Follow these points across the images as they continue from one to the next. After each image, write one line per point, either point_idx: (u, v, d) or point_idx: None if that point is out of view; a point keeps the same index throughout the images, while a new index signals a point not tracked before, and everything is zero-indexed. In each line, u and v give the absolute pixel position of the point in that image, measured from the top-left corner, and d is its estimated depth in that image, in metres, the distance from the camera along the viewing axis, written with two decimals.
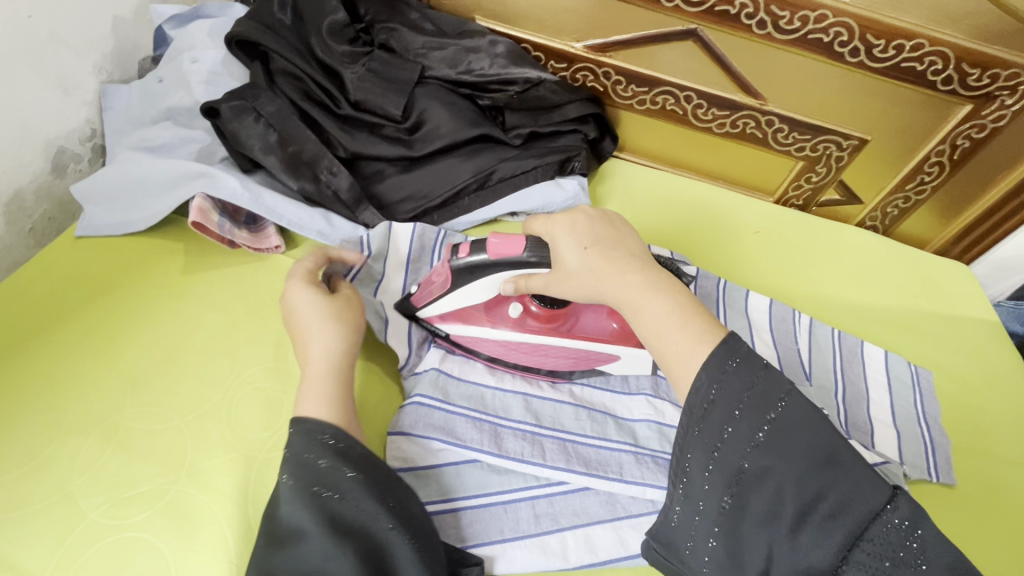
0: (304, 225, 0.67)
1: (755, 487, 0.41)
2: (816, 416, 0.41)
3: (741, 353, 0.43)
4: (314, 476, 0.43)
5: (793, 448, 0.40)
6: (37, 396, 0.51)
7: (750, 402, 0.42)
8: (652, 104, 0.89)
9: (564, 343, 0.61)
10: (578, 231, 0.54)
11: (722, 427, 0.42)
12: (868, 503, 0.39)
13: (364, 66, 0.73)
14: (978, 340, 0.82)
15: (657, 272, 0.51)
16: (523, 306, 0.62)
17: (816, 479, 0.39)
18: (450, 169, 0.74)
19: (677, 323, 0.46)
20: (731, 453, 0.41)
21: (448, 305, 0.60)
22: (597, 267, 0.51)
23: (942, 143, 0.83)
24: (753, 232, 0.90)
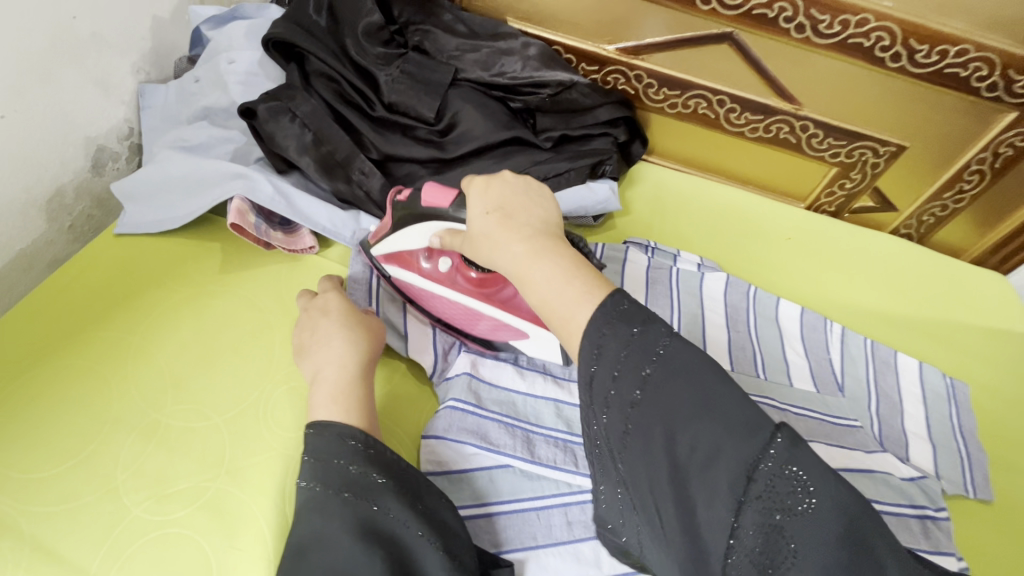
0: (338, 230, 0.67)
1: (641, 453, 0.38)
2: (700, 360, 0.37)
3: (623, 309, 0.40)
4: (345, 481, 0.43)
5: (667, 399, 0.37)
6: (81, 391, 0.52)
7: (629, 357, 0.38)
8: (685, 107, 0.88)
9: (484, 310, 0.61)
10: (484, 195, 0.50)
11: (607, 389, 0.39)
12: (744, 452, 0.34)
13: (399, 68, 0.74)
14: (1016, 353, 0.80)
15: (556, 240, 0.46)
16: (455, 263, 0.61)
17: (693, 429, 0.36)
18: (482, 172, 0.74)
19: (557, 289, 0.42)
20: (619, 411, 0.39)
21: (387, 247, 0.62)
22: (490, 233, 0.48)
23: (983, 152, 0.81)
24: (785, 239, 0.88)
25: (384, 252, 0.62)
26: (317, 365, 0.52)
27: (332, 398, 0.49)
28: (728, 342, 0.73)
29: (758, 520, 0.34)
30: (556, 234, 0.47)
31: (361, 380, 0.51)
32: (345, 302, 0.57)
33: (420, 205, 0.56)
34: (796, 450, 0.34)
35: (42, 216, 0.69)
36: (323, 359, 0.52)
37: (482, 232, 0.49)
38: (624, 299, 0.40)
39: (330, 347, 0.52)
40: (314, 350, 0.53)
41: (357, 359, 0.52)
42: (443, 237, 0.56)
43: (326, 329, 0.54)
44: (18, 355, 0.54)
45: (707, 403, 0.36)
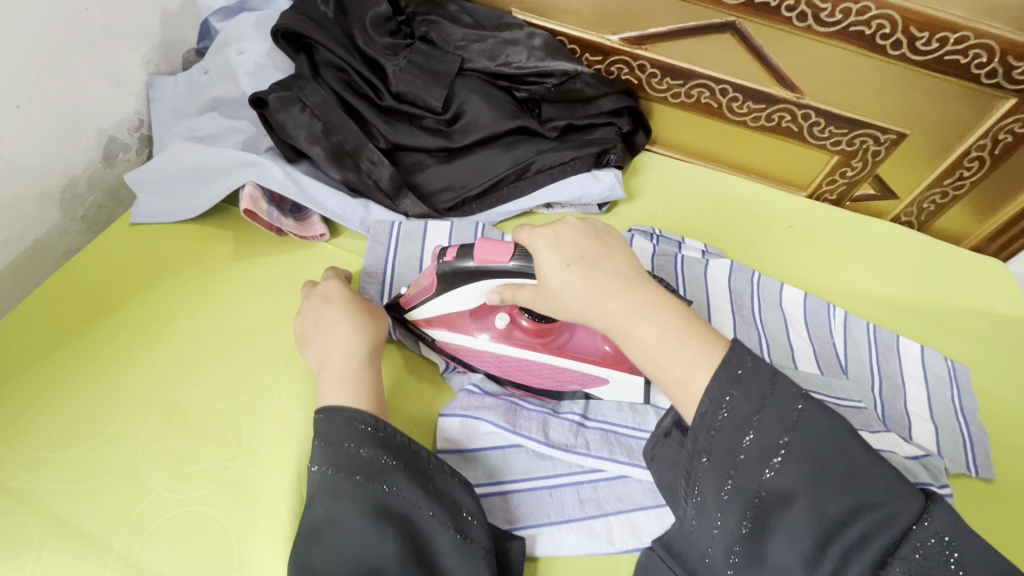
0: (347, 217, 0.68)
1: (775, 512, 0.40)
2: (831, 427, 0.39)
3: (747, 367, 0.41)
4: (356, 464, 0.44)
5: (805, 467, 0.39)
6: (101, 374, 0.53)
7: (765, 424, 0.40)
8: (687, 97, 0.89)
9: (552, 361, 0.59)
10: (559, 246, 0.49)
11: (733, 456, 0.40)
12: (892, 514, 0.38)
13: (406, 58, 0.74)
14: (1015, 336, 0.81)
15: (646, 288, 0.48)
16: (511, 318, 0.60)
17: (835, 495, 0.38)
18: (488, 160, 0.75)
19: (672, 348, 0.44)
20: (746, 477, 0.40)
21: (437, 310, 0.59)
22: (580, 289, 0.48)
23: (982, 139, 0.82)
24: (787, 226, 0.90)
25: (429, 315, 0.60)
26: (323, 354, 0.53)
27: (340, 384, 0.50)
28: (733, 327, 0.74)
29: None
30: (643, 280, 0.49)
31: (367, 365, 0.52)
32: (346, 290, 0.58)
33: (473, 264, 0.54)
34: (948, 519, 0.38)
35: (56, 206, 0.70)
36: (329, 347, 0.53)
37: (568, 288, 0.48)
38: (745, 359, 0.41)
39: (335, 335, 0.53)
40: (319, 339, 0.54)
41: (362, 344, 0.53)
42: (503, 293, 0.54)
43: (330, 317, 0.55)
44: (38, 340, 0.55)
45: (853, 471, 0.38)
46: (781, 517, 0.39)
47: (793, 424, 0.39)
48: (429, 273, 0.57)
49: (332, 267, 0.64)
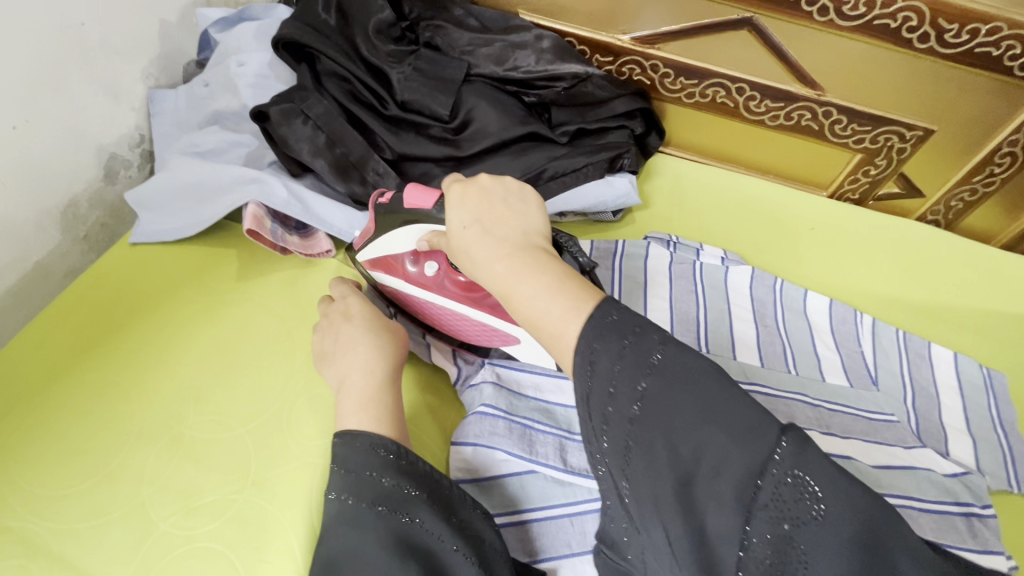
0: (351, 230, 0.65)
1: (643, 465, 0.34)
2: (701, 367, 0.34)
3: (615, 320, 0.37)
4: (379, 494, 0.42)
5: (670, 410, 0.34)
6: (104, 404, 0.52)
7: (623, 370, 0.35)
8: (702, 96, 0.86)
9: (469, 314, 0.57)
10: (465, 203, 0.47)
11: (604, 405, 0.36)
12: (753, 458, 0.32)
13: (411, 65, 0.72)
14: None
15: (537, 255, 0.42)
16: (441, 267, 0.57)
17: (693, 437, 0.33)
18: (498, 168, 0.73)
19: (545, 302, 0.39)
20: (618, 425, 0.35)
21: (375, 251, 0.59)
22: (469, 248, 0.45)
23: (1016, 133, 0.78)
24: (809, 229, 0.86)
25: (371, 257, 0.60)
26: (341, 372, 0.50)
27: (360, 405, 0.47)
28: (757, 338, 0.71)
29: (769, 530, 0.31)
30: (538, 249, 0.43)
31: (387, 386, 0.50)
32: (367, 306, 0.56)
33: (403, 208, 0.54)
34: (803, 453, 0.32)
35: (57, 227, 0.68)
36: (348, 365, 0.51)
37: (463, 247, 0.46)
38: (616, 309, 0.37)
39: (354, 352, 0.51)
40: (339, 357, 0.52)
41: (382, 364, 0.51)
42: (429, 239, 0.52)
43: (349, 334, 0.53)
44: (40, 369, 0.53)
45: (714, 410, 0.33)
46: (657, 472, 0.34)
47: (656, 369, 0.35)
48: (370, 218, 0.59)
49: (338, 278, 0.61)
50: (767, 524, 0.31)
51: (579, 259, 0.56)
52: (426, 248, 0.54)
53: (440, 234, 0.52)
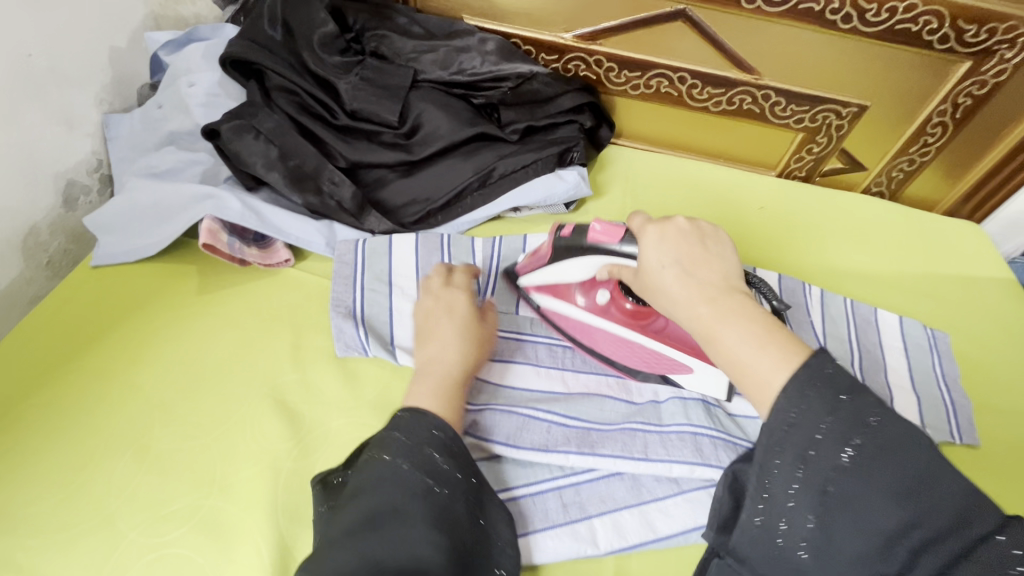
0: (309, 240, 0.68)
1: (841, 514, 0.37)
2: (912, 433, 0.36)
3: (832, 374, 0.39)
4: (431, 469, 0.45)
5: (881, 477, 0.36)
6: (70, 422, 0.53)
7: (839, 425, 0.37)
8: (647, 87, 0.89)
9: (642, 340, 0.63)
10: (663, 243, 0.50)
11: (805, 447, 0.37)
12: (964, 536, 0.34)
13: (358, 75, 0.74)
14: (990, 298, 0.82)
15: (740, 300, 0.46)
16: (612, 296, 0.63)
17: (902, 505, 0.35)
18: (451, 169, 0.75)
19: (755, 352, 0.42)
20: (818, 474, 0.37)
21: (546, 276, 0.65)
22: (671, 288, 0.48)
23: (943, 103, 0.83)
24: (758, 208, 0.90)
25: (537, 282, 0.66)
26: (429, 354, 0.55)
27: (435, 391, 0.51)
28: None
29: None
30: (739, 293, 0.47)
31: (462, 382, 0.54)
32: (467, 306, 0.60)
33: (586, 241, 0.58)
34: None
35: (18, 255, 0.69)
36: (434, 349, 0.55)
37: (662, 285, 0.49)
38: (828, 364, 0.39)
39: (444, 344, 0.55)
40: (429, 344, 0.56)
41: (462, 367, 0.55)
42: (611, 270, 0.58)
43: (450, 326, 0.58)
44: (4, 393, 0.55)
45: (928, 477, 0.35)
46: (853, 526, 0.36)
47: (870, 427, 0.37)
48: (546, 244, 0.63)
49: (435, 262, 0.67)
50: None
51: (769, 300, 0.57)
52: (605, 275, 0.60)
53: (624, 266, 0.56)
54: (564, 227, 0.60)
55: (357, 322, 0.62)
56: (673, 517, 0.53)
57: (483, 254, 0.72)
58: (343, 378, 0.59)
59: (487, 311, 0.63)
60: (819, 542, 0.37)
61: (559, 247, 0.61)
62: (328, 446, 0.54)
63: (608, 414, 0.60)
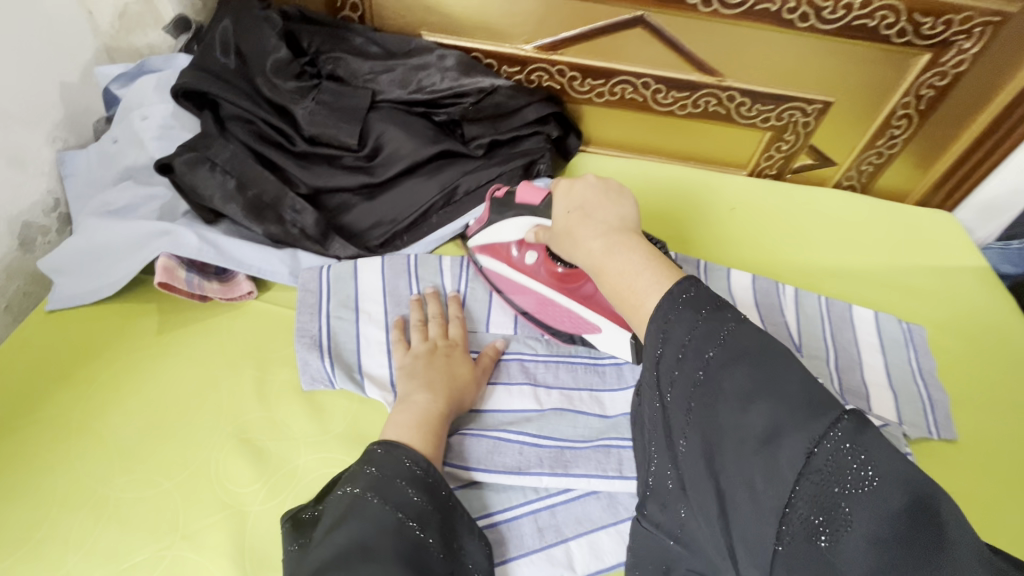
0: (273, 271, 0.67)
1: (701, 427, 0.37)
2: (763, 344, 0.36)
3: (694, 296, 0.40)
4: (402, 501, 0.44)
5: (728, 383, 0.36)
6: (27, 476, 0.51)
7: (694, 340, 0.38)
8: (612, 94, 0.89)
9: (564, 301, 0.65)
10: (569, 195, 0.54)
11: (671, 369, 0.39)
12: (807, 433, 0.32)
13: (315, 99, 0.72)
14: (963, 288, 0.83)
15: (630, 237, 0.48)
16: (540, 257, 0.66)
17: (747, 409, 0.34)
18: (414, 189, 0.74)
19: (632, 275, 0.44)
20: (682, 389, 0.38)
21: (486, 237, 0.69)
22: (571, 230, 0.52)
23: (906, 95, 0.83)
24: (730, 209, 0.89)
25: (481, 243, 0.70)
26: (418, 389, 0.55)
27: (416, 423, 0.52)
28: None
29: (816, 491, 0.32)
30: (631, 232, 0.49)
31: (444, 416, 0.54)
32: (466, 359, 0.60)
33: (515, 202, 0.65)
34: (861, 433, 0.32)
35: None
36: (424, 386, 0.56)
37: (565, 229, 0.53)
38: (690, 287, 0.40)
39: (436, 381, 0.56)
40: (419, 380, 0.56)
41: (450, 406, 0.55)
42: (537, 233, 0.63)
43: (444, 366, 0.58)
44: None
45: (771, 379, 0.34)
46: (712, 440, 0.36)
47: (724, 340, 0.37)
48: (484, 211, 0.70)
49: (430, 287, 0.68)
50: (817, 489, 0.32)
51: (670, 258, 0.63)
52: (533, 239, 0.64)
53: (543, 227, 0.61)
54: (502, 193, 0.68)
55: (323, 352, 0.61)
56: None
57: (450, 273, 0.71)
58: (311, 413, 0.58)
59: (483, 357, 0.63)
60: (691, 465, 0.37)
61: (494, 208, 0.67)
62: (295, 485, 0.52)
63: (582, 430, 0.59)
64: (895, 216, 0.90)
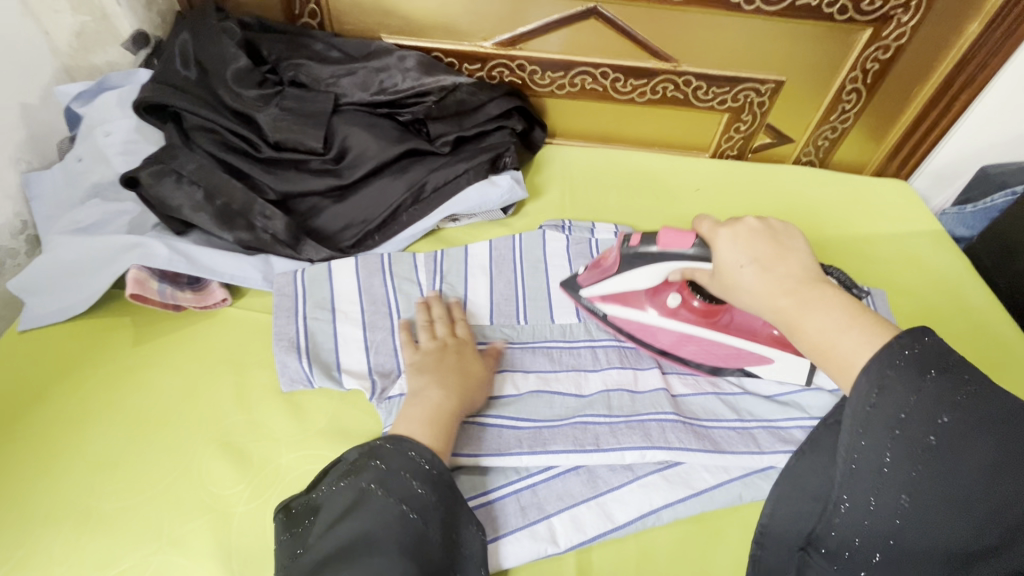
0: (246, 277, 0.68)
1: (941, 488, 0.37)
2: (1011, 412, 0.37)
3: (919, 354, 0.39)
4: (405, 495, 0.45)
5: (974, 453, 0.36)
6: (8, 494, 0.51)
7: (925, 402, 0.38)
8: (572, 86, 0.91)
9: (718, 338, 0.65)
10: (737, 243, 0.53)
11: (890, 428, 0.38)
12: None
13: (278, 106, 0.73)
14: (920, 252, 0.86)
15: (819, 288, 0.48)
16: (682, 298, 0.65)
17: (998, 483, 0.35)
18: (383, 189, 0.75)
19: (836, 335, 0.45)
20: (913, 448, 0.38)
21: (612, 288, 0.66)
22: (749, 285, 0.51)
23: (853, 71, 0.86)
24: (695, 190, 0.91)
25: (602, 293, 0.67)
26: (430, 385, 0.56)
27: (427, 420, 0.52)
28: None
29: None
30: (818, 281, 0.49)
31: (456, 413, 0.54)
32: (478, 360, 0.61)
33: (658, 248, 0.60)
34: None
35: None
36: (436, 382, 0.56)
37: (739, 282, 0.52)
38: (913, 343, 0.40)
39: (448, 379, 0.57)
40: (434, 379, 0.57)
41: (463, 405, 0.56)
42: (684, 274, 0.60)
43: (456, 364, 0.59)
44: None
45: (1021, 451, 0.36)
46: (944, 503, 0.37)
47: (959, 403, 0.37)
48: (611, 254, 0.65)
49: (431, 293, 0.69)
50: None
51: (847, 285, 0.67)
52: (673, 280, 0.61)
53: (700, 270, 0.58)
54: (631, 236, 0.62)
55: (301, 353, 0.62)
56: (630, 503, 0.54)
57: (425, 269, 0.73)
58: (292, 413, 0.58)
59: (488, 355, 0.63)
60: (910, 519, 0.38)
61: (627, 256, 0.63)
62: (278, 484, 0.53)
63: (560, 410, 0.61)
64: (853, 189, 0.94)
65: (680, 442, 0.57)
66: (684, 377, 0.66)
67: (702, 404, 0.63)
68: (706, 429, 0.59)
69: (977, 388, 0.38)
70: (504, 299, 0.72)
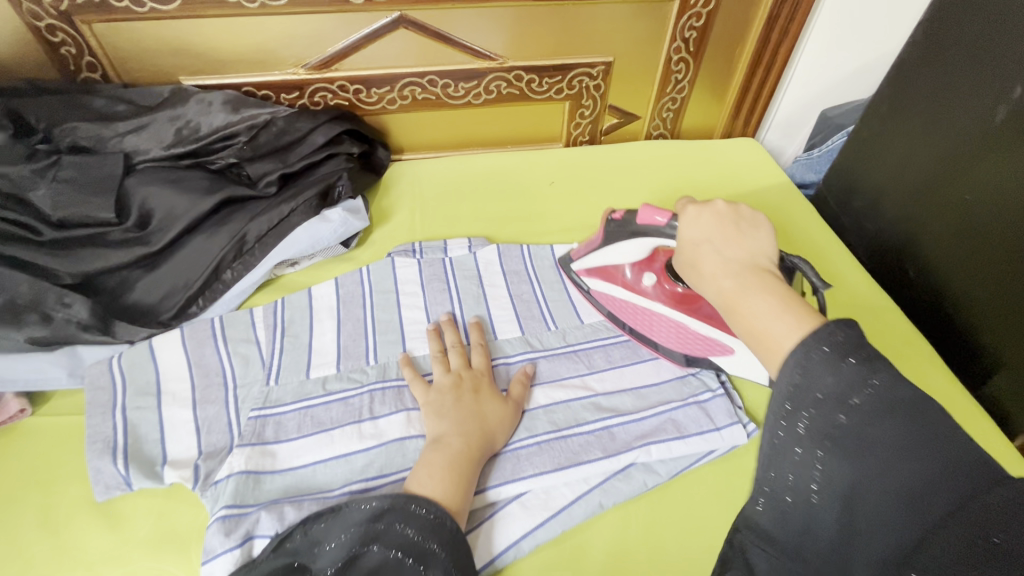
0: (47, 379, 0.61)
1: (854, 462, 0.33)
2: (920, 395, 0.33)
3: (843, 340, 0.35)
4: (406, 546, 0.44)
5: (881, 435, 0.32)
6: None
7: (838, 382, 0.34)
8: (403, 98, 0.87)
9: (688, 321, 0.65)
10: (697, 221, 0.52)
11: (804, 406, 0.35)
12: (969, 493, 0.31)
13: (54, 179, 0.65)
14: (767, 207, 0.88)
15: (767, 274, 0.46)
16: (659, 279, 0.67)
17: (907, 474, 0.32)
18: (198, 249, 0.68)
19: (770, 319, 0.41)
20: (820, 421, 0.34)
21: (598, 260, 0.69)
22: (698, 262, 0.49)
23: (675, 42, 0.87)
24: (549, 183, 0.89)
25: (589, 265, 0.71)
26: (451, 430, 0.55)
27: (448, 468, 0.52)
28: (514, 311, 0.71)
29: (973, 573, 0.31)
30: (769, 270, 0.47)
31: (478, 456, 0.54)
32: (501, 407, 0.59)
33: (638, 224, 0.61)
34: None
35: None
36: (457, 425, 0.55)
37: (693, 260, 0.51)
38: (839, 328, 0.36)
39: (468, 422, 0.56)
40: (458, 425, 0.55)
41: (484, 452, 0.55)
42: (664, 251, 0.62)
43: (474, 402, 0.58)
44: None
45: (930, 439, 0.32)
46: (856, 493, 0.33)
47: (875, 387, 0.33)
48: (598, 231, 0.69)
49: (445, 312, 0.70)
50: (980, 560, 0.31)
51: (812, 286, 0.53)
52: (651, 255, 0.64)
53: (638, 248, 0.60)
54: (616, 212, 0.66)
55: (117, 454, 0.55)
56: (489, 538, 0.53)
57: (264, 325, 0.67)
58: (109, 524, 0.53)
59: (515, 386, 0.62)
60: (821, 509, 0.34)
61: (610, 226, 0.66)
62: None
63: (414, 456, 0.56)
64: (701, 155, 0.96)
65: (534, 468, 0.56)
66: (551, 386, 0.64)
67: (564, 411, 0.61)
68: (565, 440, 0.59)
69: (890, 373, 0.34)
70: (351, 339, 0.66)
